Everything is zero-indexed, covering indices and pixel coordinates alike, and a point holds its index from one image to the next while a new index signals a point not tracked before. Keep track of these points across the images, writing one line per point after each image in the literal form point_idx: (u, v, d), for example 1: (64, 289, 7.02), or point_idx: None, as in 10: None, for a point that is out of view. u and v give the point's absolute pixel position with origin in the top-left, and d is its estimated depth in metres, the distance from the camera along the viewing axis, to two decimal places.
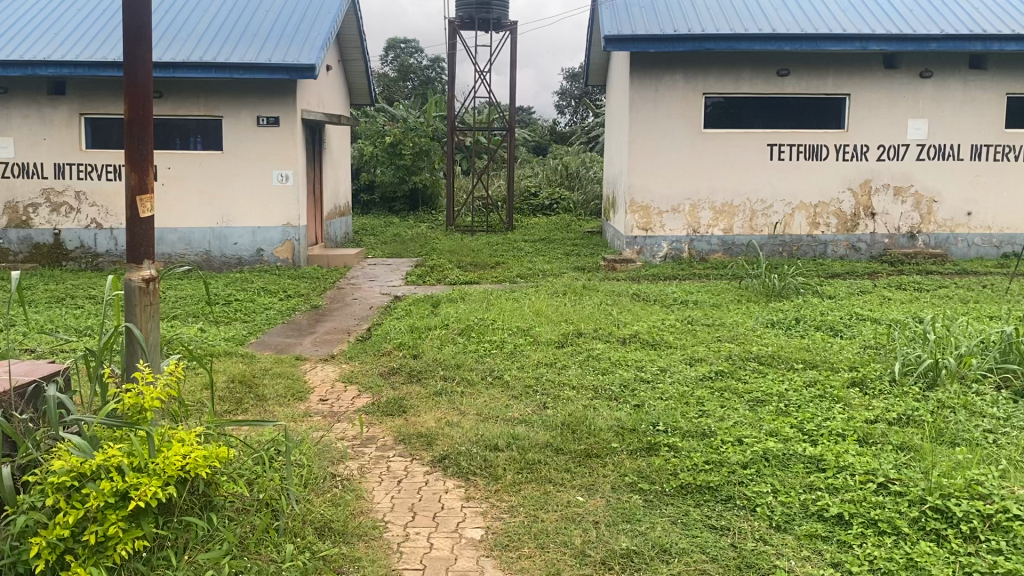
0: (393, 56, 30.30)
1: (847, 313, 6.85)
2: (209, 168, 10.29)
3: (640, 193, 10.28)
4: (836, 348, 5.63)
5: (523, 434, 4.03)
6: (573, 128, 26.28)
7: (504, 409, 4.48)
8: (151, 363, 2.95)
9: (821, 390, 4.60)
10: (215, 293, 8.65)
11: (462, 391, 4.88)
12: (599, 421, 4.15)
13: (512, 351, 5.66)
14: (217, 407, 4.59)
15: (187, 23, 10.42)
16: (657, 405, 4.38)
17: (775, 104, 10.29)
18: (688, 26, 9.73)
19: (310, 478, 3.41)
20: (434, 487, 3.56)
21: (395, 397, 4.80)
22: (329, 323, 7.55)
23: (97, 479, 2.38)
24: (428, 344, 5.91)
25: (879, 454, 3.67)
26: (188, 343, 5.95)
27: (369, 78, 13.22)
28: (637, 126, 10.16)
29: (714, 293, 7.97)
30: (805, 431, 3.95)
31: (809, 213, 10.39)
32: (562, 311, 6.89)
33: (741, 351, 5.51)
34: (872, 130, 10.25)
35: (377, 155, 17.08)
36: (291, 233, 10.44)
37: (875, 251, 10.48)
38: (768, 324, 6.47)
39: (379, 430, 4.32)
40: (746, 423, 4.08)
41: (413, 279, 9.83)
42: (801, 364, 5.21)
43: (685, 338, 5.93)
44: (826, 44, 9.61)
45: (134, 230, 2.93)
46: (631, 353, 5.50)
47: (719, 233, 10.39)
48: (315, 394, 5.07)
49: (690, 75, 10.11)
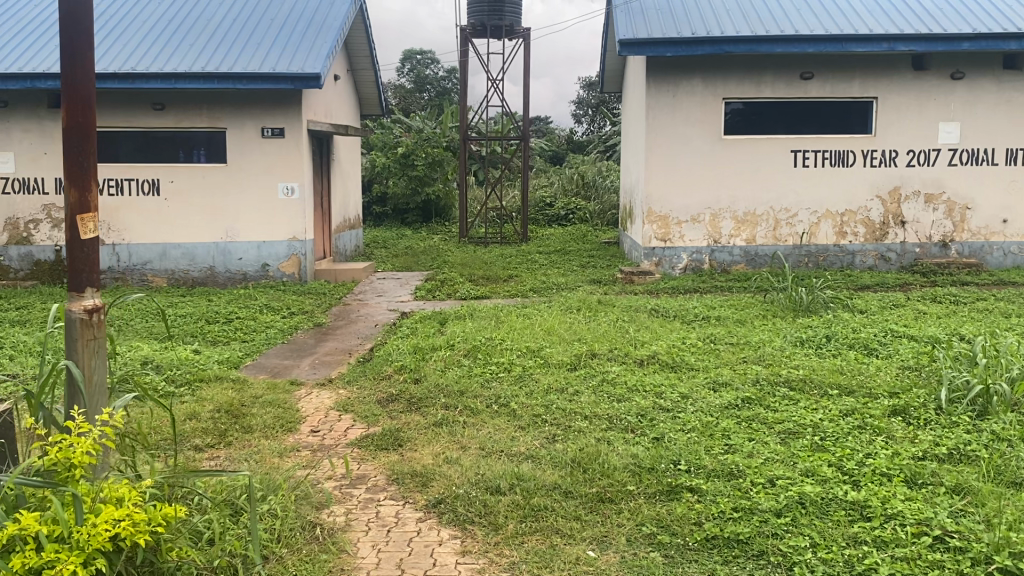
0: (409, 67, 30.08)
1: (881, 330, 6.40)
2: (213, 181, 10.00)
3: (657, 202, 9.87)
4: (874, 370, 5.18)
5: (529, 474, 3.61)
6: (590, 137, 25.91)
7: (508, 443, 4.08)
8: (91, 408, 2.58)
9: (860, 420, 4.16)
10: (216, 311, 8.32)
11: (464, 421, 4.48)
12: (614, 458, 3.73)
13: (520, 375, 5.25)
14: (198, 442, 4.23)
15: (191, 34, 10.13)
16: (678, 439, 3.97)
17: (799, 108, 9.84)
18: (707, 28, 9.32)
19: (286, 533, 3.03)
20: (427, 539, 3.16)
21: (391, 429, 4.41)
22: (330, 342, 7.18)
23: (9, 553, 2.00)
24: (431, 367, 5.53)
25: (932, 498, 3.23)
26: (175, 369, 5.60)
27: (379, 88, 12.90)
28: (654, 133, 9.76)
29: (738, 308, 7.54)
30: (845, 470, 3.51)
31: (835, 221, 9.92)
32: (575, 329, 6.48)
33: (769, 374, 5.07)
34: (901, 135, 9.78)
35: (389, 166, 16.77)
36: (297, 248, 10.09)
37: (905, 261, 9.99)
38: (797, 343, 6.03)
39: (371, 468, 3.93)
40: (777, 461, 3.65)
41: (422, 294, 9.46)
42: (836, 390, 4.75)
43: (707, 359, 5.50)
44: (851, 45, 9.17)
45: (74, 254, 2.54)
46: (650, 377, 5.09)
47: (742, 244, 9.93)
48: (306, 424, 4.68)
49: (710, 79, 9.69)
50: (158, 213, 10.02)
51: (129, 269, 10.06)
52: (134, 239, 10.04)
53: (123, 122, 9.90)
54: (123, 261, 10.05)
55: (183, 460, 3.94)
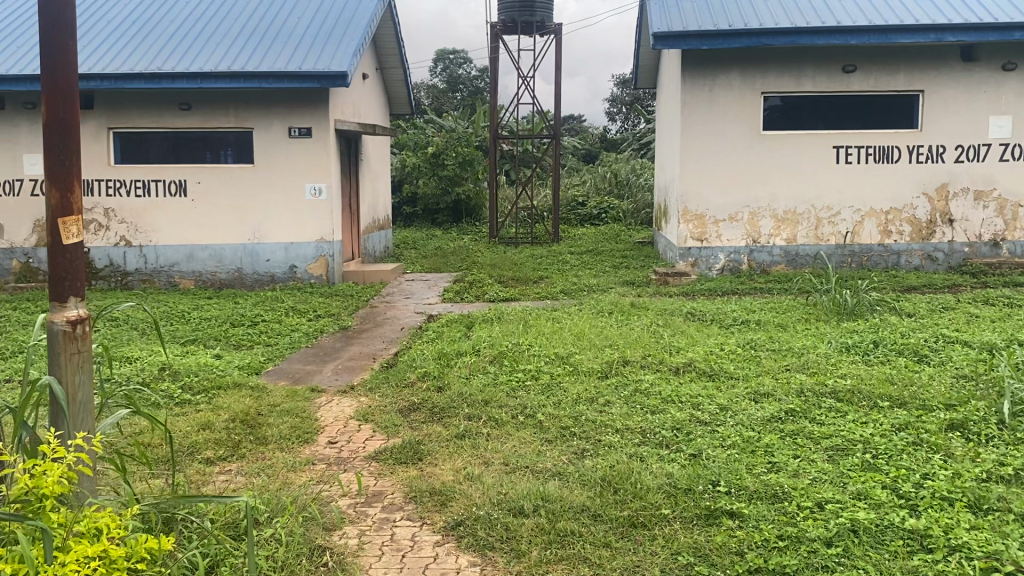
0: (442, 67, 29.89)
1: (932, 335, 6.04)
2: (240, 181, 9.87)
3: (693, 200, 9.54)
4: (928, 380, 4.84)
5: (555, 494, 3.36)
6: (624, 135, 25.52)
7: (534, 458, 3.83)
8: (75, 427, 2.40)
9: (915, 436, 3.83)
10: (241, 314, 8.18)
11: (488, 433, 4.24)
12: (647, 477, 3.46)
13: (548, 384, 4.99)
14: (209, 454, 4.05)
15: (218, 33, 10.03)
16: (717, 456, 3.68)
17: (840, 103, 9.46)
18: (744, 20, 8.98)
19: (290, 561, 2.82)
20: (443, 565, 2.92)
21: (411, 441, 4.17)
22: (355, 346, 6.98)
23: None
24: (455, 375, 5.29)
25: (1000, 527, 2.92)
26: (192, 376, 5.42)
27: (408, 87, 12.72)
28: (690, 129, 9.44)
29: (779, 311, 7.22)
30: (901, 494, 3.20)
31: (880, 220, 9.51)
32: (607, 334, 6.22)
33: (814, 384, 4.75)
34: (950, 129, 9.36)
35: (419, 166, 16.58)
36: (325, 249, 9.92)
37: (953, 261, 9.56)
38: (843, 349, 5.69)
39: (389, 484, 3.69)
40: (825, 482, 3.36)
41: (451, 296, 9.25)
42: (888, 402, 4.42)
43: (747, 367, 5.19)
44: (896, 36, 8.78)
45: (56, 260, 2.36)
46: (687, 386, 4.80)
47: (782, 243, 9.57)
48: (323, 435, 4.46)
49: (748, 73, 9.35)
50: (184, 213, 9.92)
51: (157, 271, 9.99)
52: (162, 240, 9.96)
53: (151, 123, 9.84)
54: (150, 262, 9.98)
55: (193, 477, 3.74)
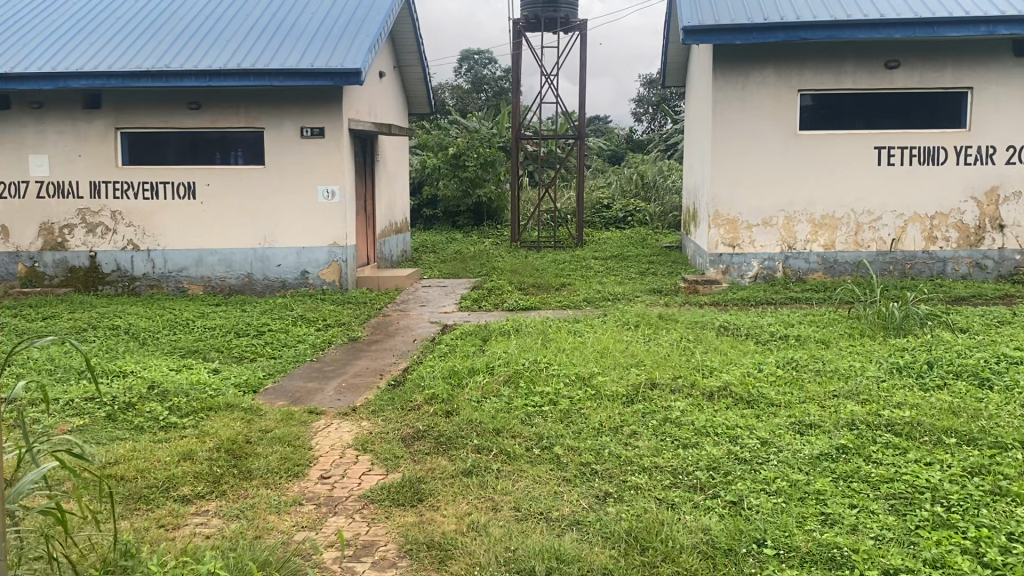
0: (466, 67, 29.36)
1: (991, 353, 5.47)
2: (250, 182, 9.47)
3: (725, 203, 8.98)
4: (996, 411, 4.28)
5: (571, 552, 2.87)
6: (650, 136, 24.96)
7: (549, 502, 3.35)
8: None
9: (993, 483, 3.29)
10: (247, 322, 7.76)
11: (498, 470, 3.77)
12: (680, 533, 2.96)
13: (568, 410, 4.51)
14: (186, 491, 3.62)
15: (229, 28, 9.65)
16: (761, 506, 3.17)
17: (883, 100, 8.86)
18: (781, 13, 8.42)
19: None
20: None
21: (411, 478, 3.70)
22: (362, 361, 6.52)
23: None
24: (466, 398, 4.82)
25: None
26: (181, 398, 4.99)
27: (428, 86, 12.28)
28: (722, 128, 8.88)
29: (820, 325, 6.68)
30: (985, 561, 2.68)
31: (924, 225, 8.91)
32: (632, 350, 5.73)
33: (867, 415, 4.21)
34: (1002, 129, 8.76)
35: (439, 167, 16.14)
36: (337, 254, 9.50)
37: (1004, 269, 8.95)
38: (894, 371, 5.14)
39: (383, 532, 3.22)
40: (890, 542, 2.85)
41: (468, 304, 8.79)
42: (954, 438, 3.88)
43: (789, 393, 4.66)
44: (944, 29, 8.19)
45: None
46: (723, 415, 4.29)
47: (819, 250, 9.00)
48: (316, 468, 4.00)
49: (784, 70, 8.79)
50: (192, 215, 9.54)
51: (165, 276, 9.63)
52: (170, 244, 9.60)
53: (159, 123, 9.47)
54: (158, 267, 9.62)
55: (163, 520, 3.32)
